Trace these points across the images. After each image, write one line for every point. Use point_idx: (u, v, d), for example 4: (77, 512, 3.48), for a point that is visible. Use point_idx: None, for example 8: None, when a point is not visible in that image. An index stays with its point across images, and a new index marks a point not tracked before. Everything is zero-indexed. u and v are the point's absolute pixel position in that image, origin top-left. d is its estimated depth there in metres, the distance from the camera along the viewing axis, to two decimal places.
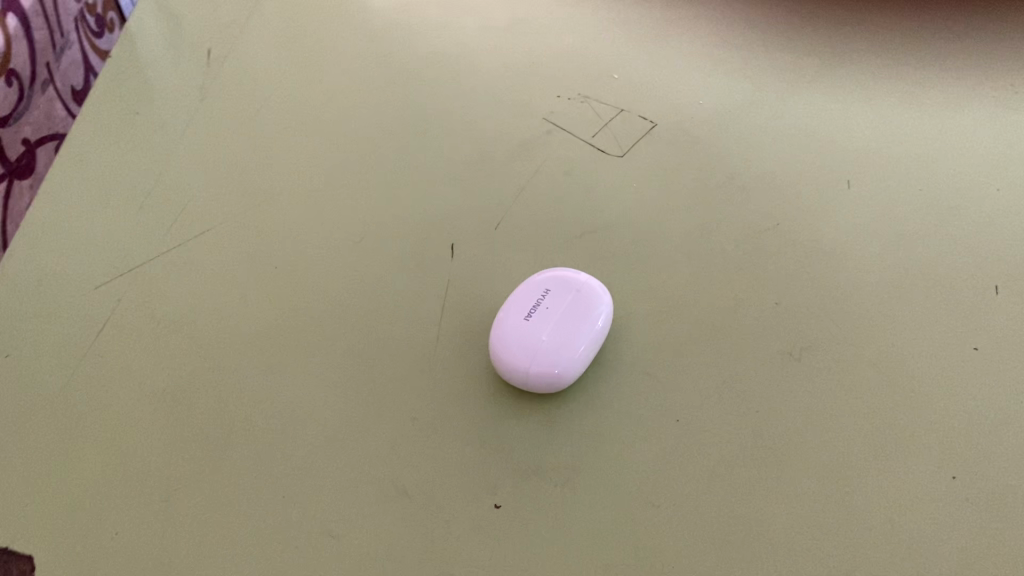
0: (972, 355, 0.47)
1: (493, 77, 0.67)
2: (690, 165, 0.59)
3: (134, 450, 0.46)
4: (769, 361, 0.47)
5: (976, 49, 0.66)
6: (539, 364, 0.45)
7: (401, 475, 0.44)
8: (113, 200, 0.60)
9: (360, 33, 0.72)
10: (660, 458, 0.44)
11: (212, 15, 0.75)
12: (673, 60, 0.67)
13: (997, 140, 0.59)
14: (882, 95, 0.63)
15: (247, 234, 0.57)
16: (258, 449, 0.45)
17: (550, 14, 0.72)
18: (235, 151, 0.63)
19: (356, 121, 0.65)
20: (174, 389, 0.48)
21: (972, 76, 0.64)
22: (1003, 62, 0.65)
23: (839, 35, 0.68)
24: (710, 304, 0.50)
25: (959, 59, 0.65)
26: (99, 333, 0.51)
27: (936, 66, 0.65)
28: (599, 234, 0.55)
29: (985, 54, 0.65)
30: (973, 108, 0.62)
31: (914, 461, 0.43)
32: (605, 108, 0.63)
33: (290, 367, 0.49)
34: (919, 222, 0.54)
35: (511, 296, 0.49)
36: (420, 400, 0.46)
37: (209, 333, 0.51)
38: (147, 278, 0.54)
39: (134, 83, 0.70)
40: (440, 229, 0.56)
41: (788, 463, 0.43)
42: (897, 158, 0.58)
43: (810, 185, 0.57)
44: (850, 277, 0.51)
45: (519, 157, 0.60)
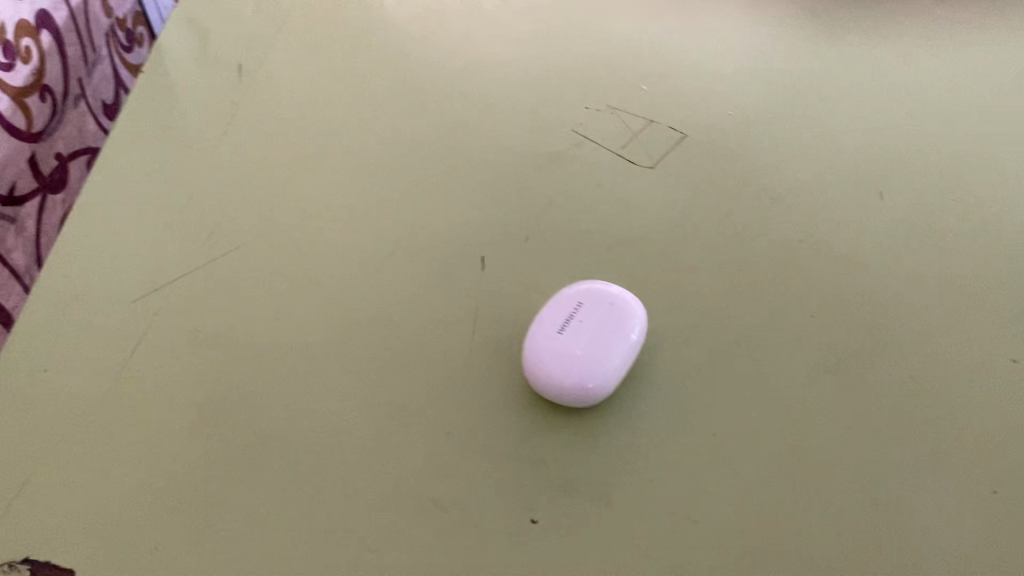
0: (1012, 367, 0.47)
1: (522, 89, 0.67)
2: (722, 176, 0.59)
3: (172, 464, 0.46)
4: (807, 373, 0.47)
5: (1008, 57, 0.66)
6: (574, 378, 0.45)
7: (437, 490, 0.44)
8: (147, 214, 0.61)
9: (390, 48, 0.73)
10: (697, 472, 0.43)
11: (243, 34, 0.76)
12: (703, 69, 0.67)
13: None
14: (916, 102, 0.63)
15: (281, 247, 0.57)
16: (294, 463, 0.45)
17: (577, 26, 0.73)
18: (267, 164, 0.64)
19: (386, 133, 0.65)
20: (210, 403, 0.49)
21: (1006, 84, 0.63)
22: None
23: (868, 44, 0.68)
24: (744, 316, 0.50)
25: (991, 67, 0.65)
26: (137, 348, 0.52)
27: (968, 73, 0.65)
28: (631, 245, 0.55)
29: (1017, 62, 0.65)
30: (1008, 115, 0.61)
31: (956, 475, 0.43)
32: (634, 119, 0.63)
33: (325, 382, 0.49)
34: (955, 232, 0.54)
35: (544, 309, 0.49)
36: (455, 415, 0.47)
37: (245, 348, 0.51)
38: (182, 292, 0.55)
39: (168, 98, 0.71)
40: (472, 242, 0.56)
41: (826, 477, 0.43)
42: (931, 165, 0.58)
43: (844, 195, 0.56)
44: (885, 288, 0.51)
45: (549, 169, 0.61)
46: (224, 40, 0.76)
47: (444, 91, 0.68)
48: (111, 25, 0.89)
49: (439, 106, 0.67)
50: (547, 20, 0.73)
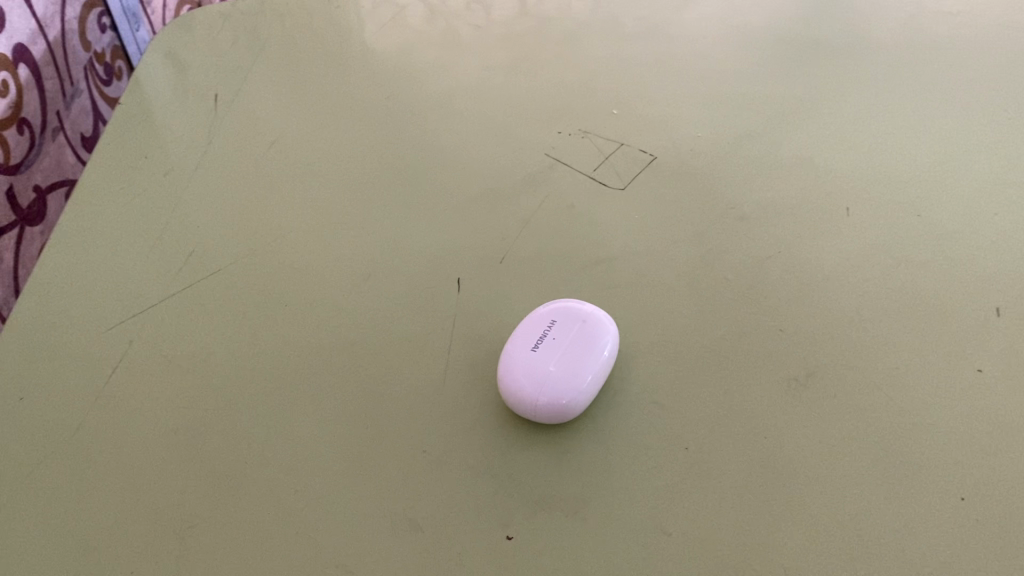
0: (976, 376, 0.48)
1: (496, 116, 0.69)
2: (692, 195, 0.60)
3: (148, 489, 0.46)
4: (777, 387, 0.48)
5: (966, 77, 0.68)
6: (548, 395, 0.46)
7: (413, 509, 0.44)
8: (124, 242, 0.61)
9: (367, 80, 0.75)
10: (670, 486, 0.44)
11: (222, 70, 0.78)
12: (671, 93, 0.69)
13: (992, 162, 0.60)
14: (877, 121, 0.64)
15: (257, 272, 0.58)
16: (271, 485, 0.45)
17: (549, 58, 0.75)
18: (244, 191, 0.65)
19: (362, 159, 0.66)
20: (186, 428, 0.49)
21: (965, 104, 0.65)
22: (993, 89, 0.67)
23: (829, 68, 0.70)
24: (714, 332, 0.51)
25: (949, 87, 0.67)
26: (113, 374, 0.52)
27: (927, 93, 0.67)
28: (603, 265, 0.55)
29: (974, 81, 0.67)
30: (969, 131, 0.63)
31: (924, 483, 0.43)
32: (605, 142, 0.65)
33: (301, 404, 0.49)
34: (919, 247, 0.55)
35: (517, 328, 0.50)
36: (430, 435, 0.47)
37: (221, 372, 0.51)
38: (158, 319, 0.55)
39: (146, 129, 0.72)
40: (447, 265, 0.56)
41: (796, 487, 0.43)
42: (894, 182, 0.59)
43: (810, 213, 0.58)
44: (852, 302, 0.52)
45: (522, 192, 0.62)
46: (203, 76, 0.77)
47: (418, 119, 0.70)
48: (88, 59, 0.90)
49: (414, 133, 0.68)
50: (520, 53, 0.76)
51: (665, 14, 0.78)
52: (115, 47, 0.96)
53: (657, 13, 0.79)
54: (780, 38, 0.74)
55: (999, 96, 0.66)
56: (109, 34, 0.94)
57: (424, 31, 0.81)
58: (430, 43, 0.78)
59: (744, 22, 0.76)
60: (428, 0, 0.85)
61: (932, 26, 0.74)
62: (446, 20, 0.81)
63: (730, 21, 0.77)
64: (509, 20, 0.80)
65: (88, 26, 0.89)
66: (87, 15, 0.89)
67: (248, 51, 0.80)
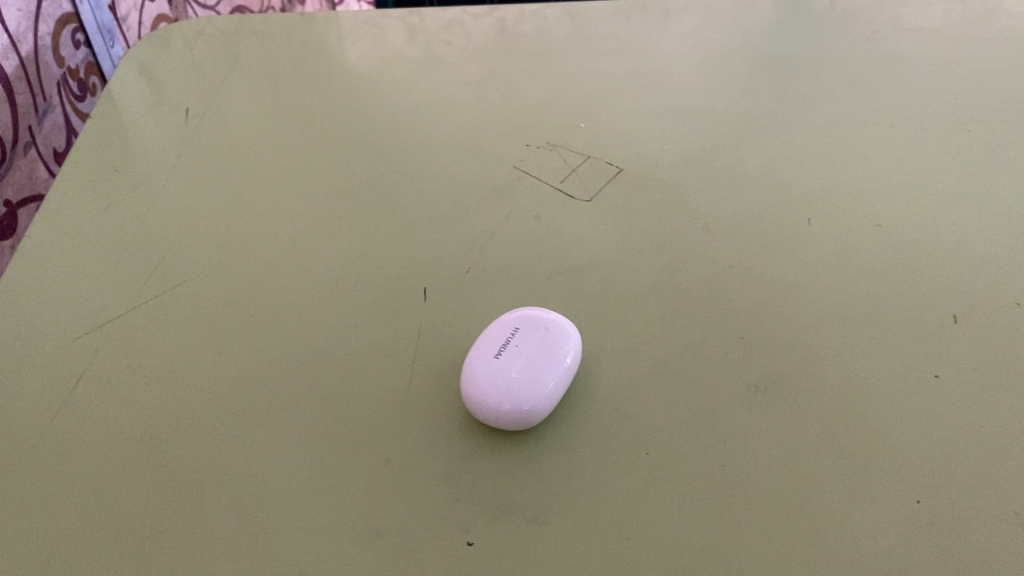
0: (933, 381, 0.48)
1: (467, 129, 0.70)
2: (658, 206, 0.60)
3: (108, 498, 0.46)
4: (738, 394, 0.48)
5: (925, 92, 0.70)
6: (511, 401, 0.46)
7: (375, 516, 0.44)
8: (93, 254, 0.62)
9: (341, 99, 0.76)
10: (631, 491, 0.44)
11: (200, 95, 0.80)
12: (639, 107, 0.70)
13: (951, 173, 0.62)
14: (839, 134, 0.66)
15: (225, 284, 0.58)
16: (233, 494, 0.45)
17: (521, 73, 0.76)
18: (215, 205, 0.65)
19: (333, 173, 0.67)
20: (150, 437, 0.49)
21: (926, 118, 0.67)
22: (951, 104, 0.68)
23: (793, 84, 0.72)
24: (677, 339, 0.51)
25: (909, 101, 0.69)
26: (76, 384, 0.52)
27: (888, 108, 0.68)
28: (569, 274, 0.56)
29: (933, 97, 0.69)
30: (929, 143, 0.64)
31: (879, 487, 0.44)
32: (573, 154, 0.66)
33: (266, 413, 0.49)
34: (880, 256, 0.56)
35: (481, 336, 0.50)
36: (393, 443, 0.47)
37: (186, 381, 0.51)
38: (125, 329, 0.55)
39: (120, 147, 0.72)
40: (414, 276, 0.57)
41: (756, 492, 0.44)
42: (856, 194, 0.60)
43: (774, 223, 0.59)
44: (813, 310, 0.53)
45: (490, 203, 0.62)
46: (181, 100, 0.79)
47: (390, 133, 0.70)
48: (62, 74, 0.90)
49: (385, 145, 0.69)
50: (492, 70, 0.77)
51: (636, 34, 0.80)
52: (90, 62, 0.96)
53: (626, 32, 0.80)
54: (747, 57, 0.75)
55: (959, 112, 0.67)
56: (83, 49, 0.94)
57: (401, 53, 0.82)
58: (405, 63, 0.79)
59: (712, 41, 0.78)
60: (404, 25, 0.87)
61: (892, 44, 0.76)
62: (421, 42, 0.83)
63: (699, 41, 0.78)
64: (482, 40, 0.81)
65: (61, 41, 0.89)
66: (61, 31, 0.89)
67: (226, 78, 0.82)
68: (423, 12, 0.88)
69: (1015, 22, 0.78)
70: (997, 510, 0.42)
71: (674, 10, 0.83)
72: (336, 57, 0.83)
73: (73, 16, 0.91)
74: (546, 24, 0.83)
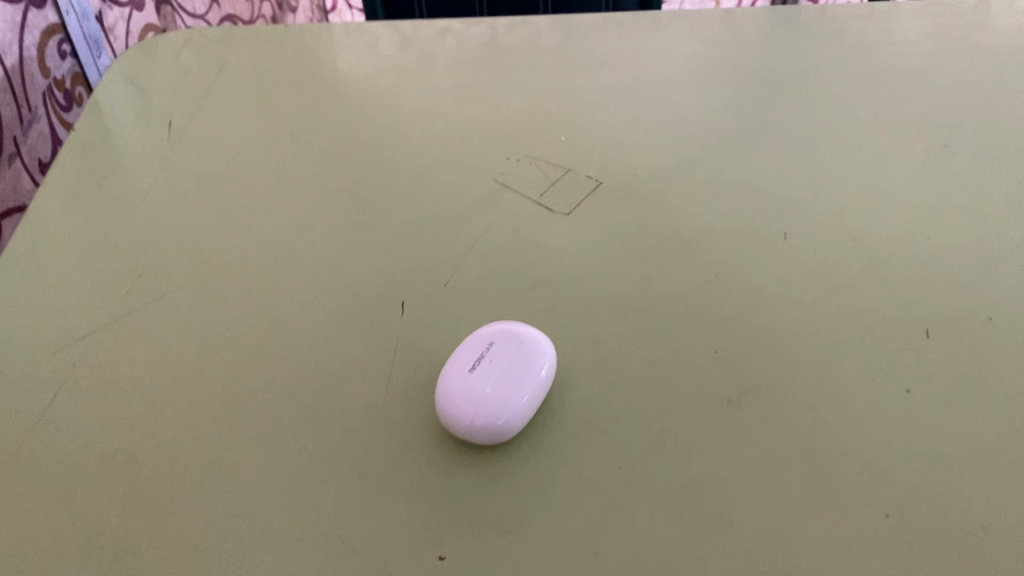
0: (904, 396, 0.49)
1: (452, 144, 0.73)
2: (634, 220, 0.63)
3: (83, 511, 0.46)
4: (710, 408, 0.49)
5: (885, 113, 0.74)
6: (484, 416, 0.46)
7: (348, 529, 0.44)
8: (76, 267, 0.62)
9: (331, 120, 0.78)
10: (603, 506, 0.44)
11: (188, 109, 0.81)
12: (615, 125, 0.74)
13: (916, 190, 0.64)
14: (804, 152, 0.70)
15: (207, 298, 0.59)
16: (207, 508, 0.46)
17: (510, 105, 0.79)
18: (200, 221, 0.66)
19: (320, 194, 0.68)
20: (126, 450, 0.49)
21: (890, 140, 0.70)
22: (912, 126, 0.72)
23: (760, 105, 0.76)
24: (652, 352, 0.52)
25: (871, 123, 0.73)
26: (55, 397, 0.52)
27: (851, 129, 0.72)
28: (546, 287, 0.57)
29: (894, 117, 0.73)
30: (892, 161, 0.68)
31: (849, 501, 0.44)
32: (552, 168, 0.68)
33: (242, 427, 0.49)
34: (852, 272, 0.57)
35: (456, 351, 0.51)
36: (368, 458, 0.47)
37: (164, 395, 0.52)
38: (105, 342, 0.55)
39: (107, 162, 0.73)
40: (394, 290, 0.58)
41: (726, 506, 0.44)
42: (824, 208, 0.63)
43: (747, 236, 0.61)
44: (787, 325, 0.53)
45: (471, 216, 0.64)
46: (169, 114, 0.80)
47: (378, 158, 0.72)
48: (49, 85, 0.91)
49: (372, 158, 0.72)
50: (482, 102, 0.79)
51: (622, 71, 0.83)
52: (76, 73, 0.97)
53: (603, 59, 0.86)
54: (728, 90, 0.79)
55: (931, 142, 0.70)
56: (70, 60, 0.95)
57: (388, 73, 0.85)
58: (399, 94, 0.82)
59: (696, 77, 0.81)
60: (393, 48, 0.90)
61: (851, 69, 0.82)
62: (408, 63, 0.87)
63: (682, 75, 0.82)
64: (475, 74, 0.84)
65: (47, 52, 0.90)
66: (47, 42, 0.90)
67: (216, 98, 0.83)
68: (418, 45, 0.91)
69: (969, 49, 0.83)
70: (965, 524, 0.43)
71: (647, 40, 0.89)
72: (327, 82, 0.84)
73: (59, 27, 0.92)
74: (537, 58, 0.87)
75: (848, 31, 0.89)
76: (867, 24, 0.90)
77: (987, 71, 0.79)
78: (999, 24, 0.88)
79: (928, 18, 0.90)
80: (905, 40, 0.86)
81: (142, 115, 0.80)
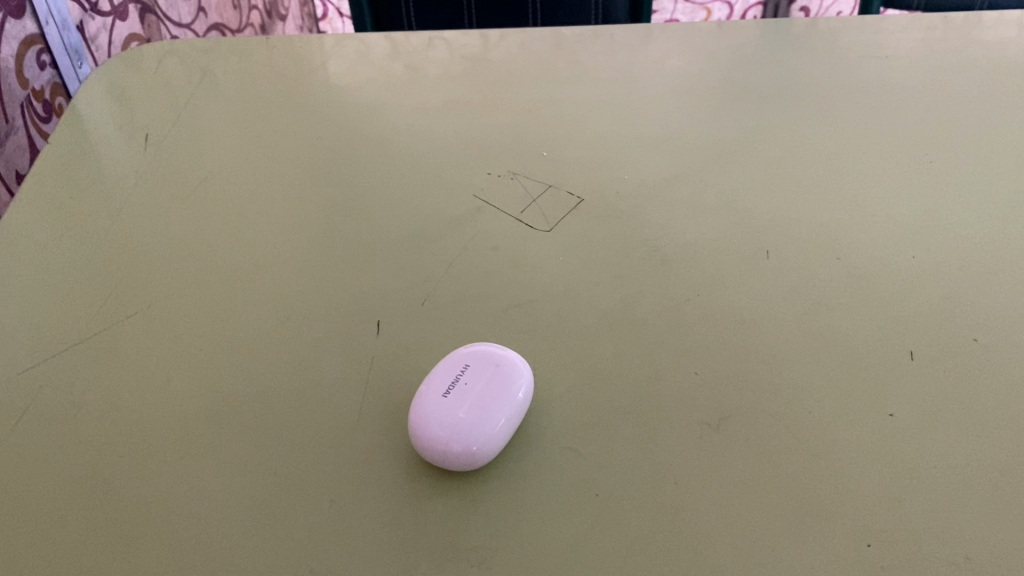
0: (887, 420, 0.48)
1: (434, 157, 0.73)
2: (614, 237, 0.63)
3: (43, 535, 0.44)
4: (690, 432, 0.48)
5: (868, 127, 0.74)
6: (458, 441, 0.45)
7: (316, 558, 0.43)
8: (48, 281, 0.61)
9: (314, 131, 0.78)
10: (578, 534, 0.43)
11: (168, 119, 0.80)
12: (597, 140, 0.74)
13: (900, 207, 0.64)
14: (786, 165, 0.70)
15: (181, 315, 0.58)
16: (172, 534, 0.44)
17: (496, 118, 0.78)
18: (177, 235, 0.65)
19: (301, 210, 0.68)
20: (91, 473, 0.47)
21: (874, 155, 0.70)
22: (896, 141, 0.72)
23: (742, 117, 0.76)
24: (632, 375, 0.51)
25: (855, 137, 0.73)
26: (20, 416, 0.51)
27: (834, 142, 0.72)
28: (524, 307, 0.57)
29: (878, 132, 0.73)
30: (875, 177, 0.67)
31: (831, 529, 0.43)
32: (534, 184, 0.69)
33: (211, 449, 0.48)
34: (835, 291, 0.56)
35: (431, 374, 0.50)
36: (338, 483, 0.46)
37: (132, 415, 0.50)
38: (74, 360, 0.54)
39: (83, 173, 0.72)
40: (372, 310, 0.57)
41: (704, 534, 0.43)
42: (806, 224, 0.63)
43: (728, 253, 0.60)
44: (768, 345, 0.53)
45: (451, 233, 0.64)
46: (149, 124, 0.80)
47: (361, 173, 0.71)
48: (27, 96, 0.91)
49: (354, 171, 0.72)
50: (468, 115, 0.79)
51: (610, 84, 0.83)
52: (55, 84, 0.97)
53: (588, 70, 0.86)
54: (715, 103, 0.79)
55: (918, 159, 0.69)
56: (49, 71, 0.95)
57: (373, 84, 0.85)
58: (384, 105, 0.81)
59: (683, 90, 0.81)
60: (379, 59, 0.90)
61: (834, 81, 0.82)
62: (393, 73, 0.87)
63: (669, 88, 0.81)
64: (461, 86, 0.84)
65: (26, 62, 0.90)
66: (25, 53, 0.90)
67: (198, 108, 0.82)
68: (406, 56, 0.90)
69: (955, 62, 0.83)
70: (949, 554, 0.41)
71: (634, 50, 0.89)
72: (311, 93, 0.83)
73: (38, 37, 0.92)
74: (525, 69, 0.86)
75: (837, 45, 0.88)
76: (857, 38, 0.90)
77: (976, 87, 0.79)
78: (989, 39, 0.87)
79: (917, 33, 0.89)
80: (894, 55, 0.86)
81: (122, 125, 0.79)
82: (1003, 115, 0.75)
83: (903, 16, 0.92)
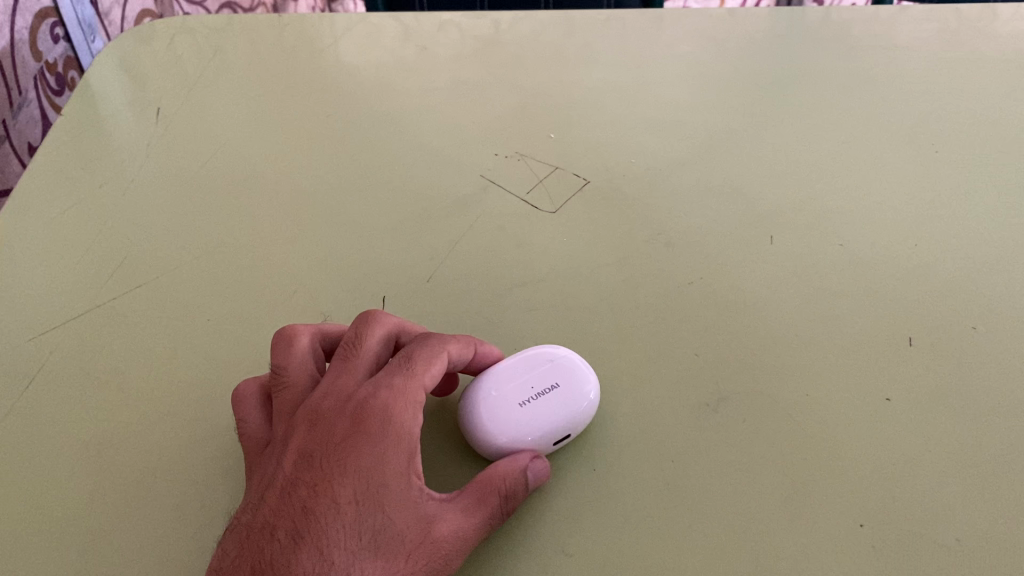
0: (884, 404, 0.48)
1: (442, 138, 0.73)
2: (619, 219, 0.63)
3: (53, 497, 0.46)
4: (688, 411, 0.49)
5: (875, 116, 0.74)
6: (591, 382, 0.48)
7: None
8: (58, 250, 0.62)
9: (324, 109, 0.78)
10: (576, 508, 0.44)
11: (178, 93, 0.81)
12: (606, 124, 0.74)
13: (906, 196, 0.64)
14: (793, 152, 0.70)
15: (189, 287, 0.59)
16: (181, 498, 0.46)
17: (505, 101, 0.78)
18: (185, 209, 0.66)
19: (310, 187, 0.68)
20: (101, 437, 0.49)
21: (882, 145, 0.70)
22: (904, 130, 0.72)
23: (748, 104, 0.76)
24: (632, 355, 0.52)
25: (864, 126, 0.73)
26: (31, 381, 0.52)
27: (842, 130, 0.72)
28: (529, 286, 0.58)
29: (886, 122, 0.73)
30: (883, 166, 0.68)
31: (825, 509, 0.43)
32: (541, 166, 0.69)
33: (219, 419, 0.49)
34: (837, 277, 0.57)
35: (532, 429, 0.46)
36: None
37: (143, 385, 0.52)
38: (85, 328, 0.56)
39: (94, 143, 0.73)
40: (378, 286, 0.58)
41: (700, 511, 0.44)
42: (811, 210, 0.63)
43: (731, 238, 0.61)
44: (768, 328, 0.53)
45: (458, 212, 0.65)
46: (160, 97, 0.81)
47: (371, 152, 0.72)
48: (40, 69, 0.92)
49: (362, 149, 0.72)
50: (477, 97, 0.79)
51: (620, 69, 0.83)
52: (68, 57, 0.99)
53: (599, 55, 0.86)
54: (724, 92, 0.78)
55: (926, 150, 0.69)
56: (62, 44, 0.97)
57: (383, 64, 0.85)
58: (393, 86, 0.81)
59: (692, 76, 0.81)
60: (391, 39, 0.90)
61: (844, 70, 0.82)
62: (403, 54, 0.87)
63: (678, 74, 0.81)
64: (471, 67, 0.84)
65: (40, 35, 0.91)
66: (40, 26, 0.91)
67: (208, 85, 0.82)
68: (416, 37, 0.90)
69: (967, 55, 0.83)
70: (941, 536, 0.42)
71: (643, 35, 0.89)
72: (322, 71, 0.84)
73: (52, 10, 0.93)
74: (534, 54, 0.86)
75: (850, 34, 0.88)
76: (870, 27, 0.89)
77: (988, 79, 0.79)
78: (1005, 32, 0.87)
79: (931, 24, 0.89)
80: (907, 47, 0.85)
81: (133, 99, 0.80)
82: (1012, 108, 0.75)
83: (918, 5, 0.91)
